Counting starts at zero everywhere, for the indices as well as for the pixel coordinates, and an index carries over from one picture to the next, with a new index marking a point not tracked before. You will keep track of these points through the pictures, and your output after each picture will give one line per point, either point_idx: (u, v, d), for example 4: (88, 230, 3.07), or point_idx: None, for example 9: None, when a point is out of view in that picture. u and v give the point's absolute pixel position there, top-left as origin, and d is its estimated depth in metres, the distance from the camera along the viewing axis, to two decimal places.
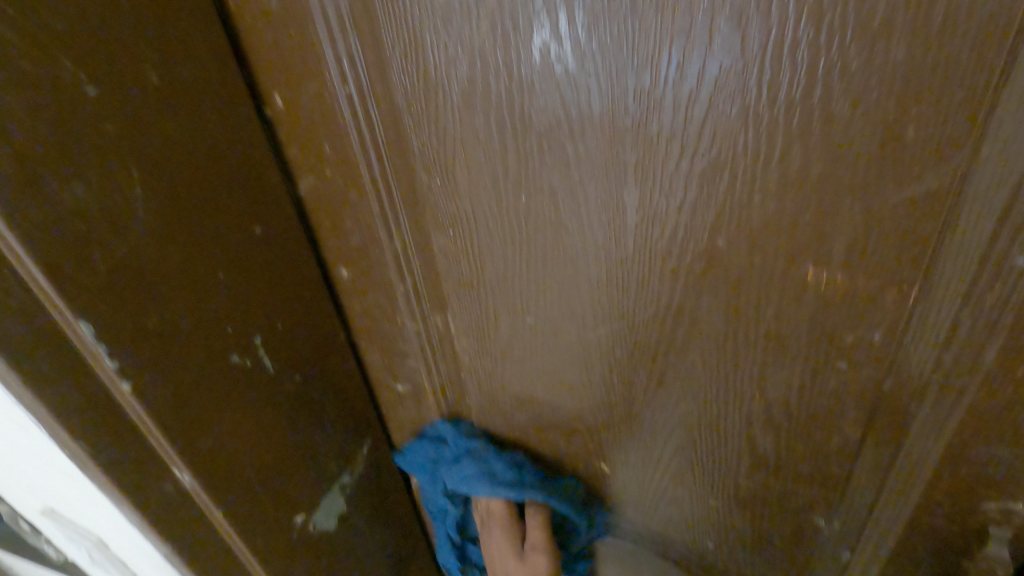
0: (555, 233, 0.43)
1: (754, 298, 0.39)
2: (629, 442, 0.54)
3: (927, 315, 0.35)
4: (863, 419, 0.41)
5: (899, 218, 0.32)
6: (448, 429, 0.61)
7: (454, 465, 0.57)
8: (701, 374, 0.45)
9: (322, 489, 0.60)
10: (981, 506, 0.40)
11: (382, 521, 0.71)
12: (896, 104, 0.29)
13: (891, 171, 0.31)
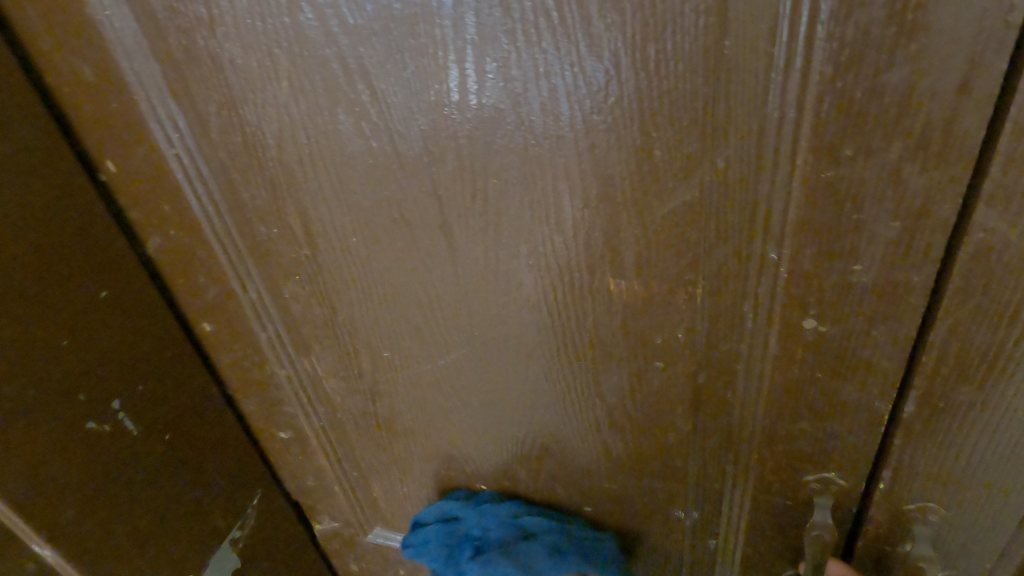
0: (393, 270, 0.45)
1: (578, 311, 0.42)
2: (506, 463, 0.56)
3: (721, 309, 0.39)
4: (694, 413, 0.45)
5: (679, 225, 0.36)
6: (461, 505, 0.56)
7: None
8: (551, 389, 0.48)
9: (210, 547, 0.59)
10: (804, 479, 0.44)
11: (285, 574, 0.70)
12: (646, 128, 0.33)
13: (661, 183, 0.35)
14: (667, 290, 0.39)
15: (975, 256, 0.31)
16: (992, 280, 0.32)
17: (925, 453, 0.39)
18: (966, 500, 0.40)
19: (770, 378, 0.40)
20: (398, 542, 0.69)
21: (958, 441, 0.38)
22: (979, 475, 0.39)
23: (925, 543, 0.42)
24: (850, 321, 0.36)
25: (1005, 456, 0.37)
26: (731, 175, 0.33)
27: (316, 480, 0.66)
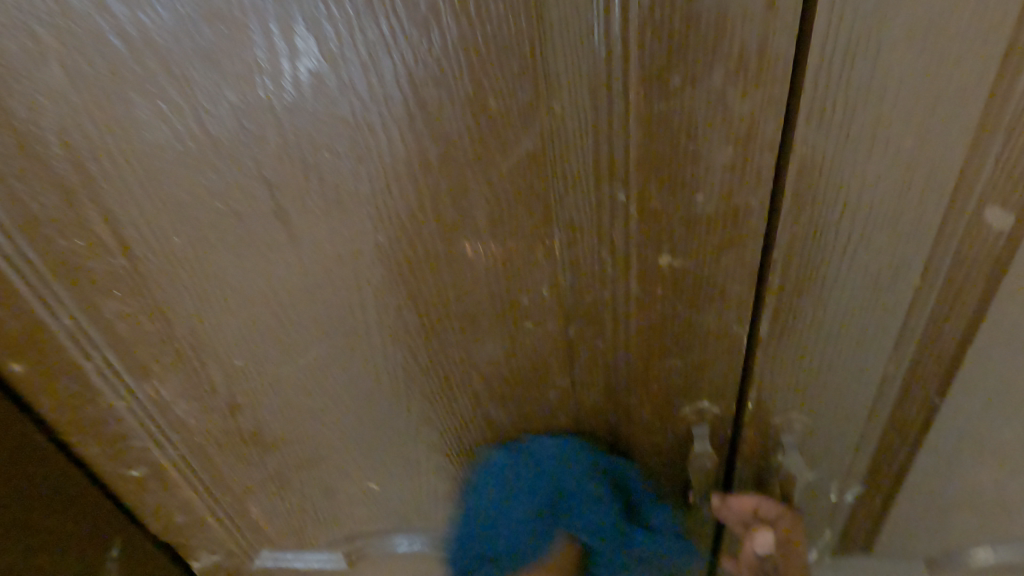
0: (231, 268, 0.40)
1: (435, 286, 0.41)
2: (389, 454, 0.54)
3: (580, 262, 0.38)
4: (568, 370, 0.45)
5: (523, 182, 0.35)
6: (577, 470, 0.48)
7: (512, 522, 0.50)
8: (424, 367, 0.46)
9: None
10: (680, 412, 0.46)
11: None
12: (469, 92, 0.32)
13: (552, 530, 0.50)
14: (534, 252, 0.38)
15: (808, 157, 0.33)
16: (822, 204, 0.35)
17: (783, 358, 0.43)
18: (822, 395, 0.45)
19: (636, 330, 0.41)
20: (289, 559, 0.67)
21: (794, 356, 0.43)
22: (817, 368, 0.44)
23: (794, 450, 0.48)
24: (701, 257, 0.37)
25: (852, 345, 0.42)
26: (576, 117, 0.33)
27: (185, 513, 0.61)
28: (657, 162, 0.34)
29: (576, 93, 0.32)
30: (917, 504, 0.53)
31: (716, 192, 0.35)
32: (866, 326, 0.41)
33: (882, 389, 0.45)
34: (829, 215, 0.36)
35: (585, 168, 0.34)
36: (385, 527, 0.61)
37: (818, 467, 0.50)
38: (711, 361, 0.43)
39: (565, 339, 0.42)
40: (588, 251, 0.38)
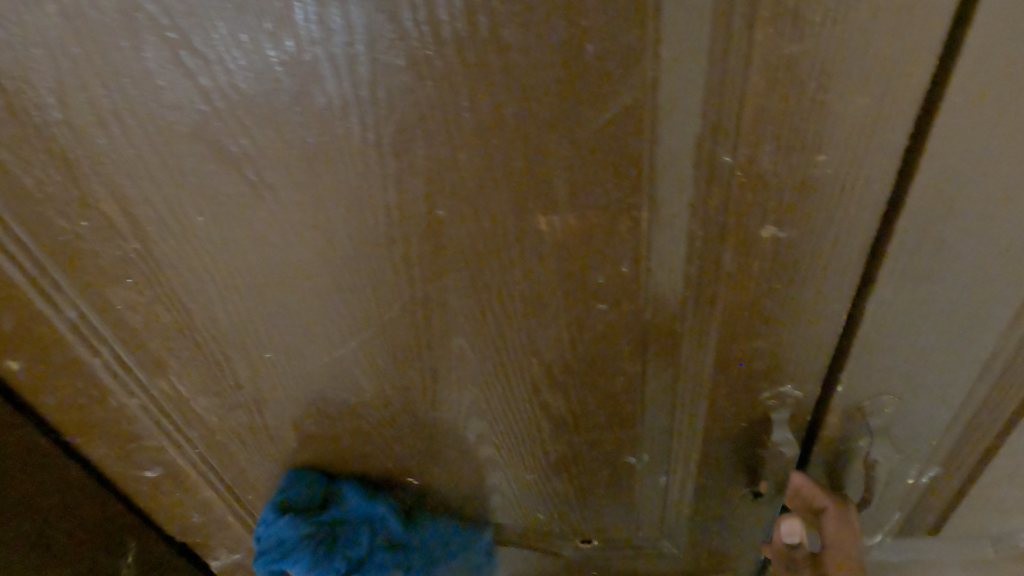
0: (261, 251, 0.35)
1: (496, 267, 0.35)
2: (429, 447, 0.49)
3: (669, 235, 0.33)
4: (637, 353, 0.40)
5: (611, 141, 0.30)
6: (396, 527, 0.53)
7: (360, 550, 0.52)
8: (476, 356, 0.41)
9: None
10: (758, 397, 0.42)
11: None
12: (560, 33, 0.26)
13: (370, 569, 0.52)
14: (618, 225, 0.33)
15: (954, 115, 0.28)
16: (964, 160, 0.30)
17: (883, 339, 0.38)
18: (920, 380, 0.40)
19: (723, 313, 0.37)
20: None
21: (899, 337, 0.38)
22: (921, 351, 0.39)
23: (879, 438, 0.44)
24: (811, 228, 0.32)
25: (960, 326, 0.37)
26: (688, 67, 0.27)
27: (204, 513, 0.56)
28: (777, 119, 0.28)
29: (691, 37, 0.26)
30: (995, 483, 0.50)
31: (841, 154, 0.30)
32: (979, 305, 0.36)
33: (984, 374, 0.41)
34: (966, 180, 0.31)
35: (688, 127, 0.29)
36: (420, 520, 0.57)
37: (905, 454, 0.46)
38: (803, 344, 0.38)
39: (641, 322, 0.38)
40: (678, 221, 0.33)
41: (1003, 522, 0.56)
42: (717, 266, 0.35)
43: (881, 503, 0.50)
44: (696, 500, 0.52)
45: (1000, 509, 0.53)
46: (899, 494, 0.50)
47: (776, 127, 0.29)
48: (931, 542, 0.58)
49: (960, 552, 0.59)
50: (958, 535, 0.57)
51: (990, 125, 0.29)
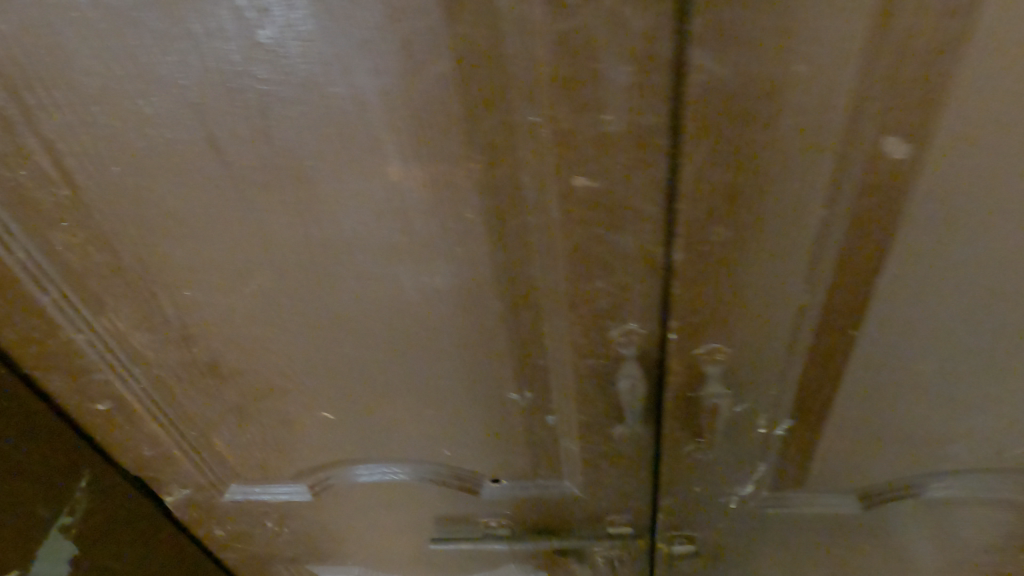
0: (172, 198, 0.43)
1: (368, 208, 0.43)
2: (343, 386, 0.56)
3: (500, 184, 0.41)
4: (501, 290, 0.47)
5: (437, 97, 0.37)
6: None
7: None
8: (367, 296, 0.48)
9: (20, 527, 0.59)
10: (609, 335, 0.49)
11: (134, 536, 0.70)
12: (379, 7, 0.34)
13: None
14: (457, 173, 0.40)
15: (710, 83, 0.34)
16: (726, 123, 0.36)
17: (700, 284, 0.44)
18: (747, 324, 0.46)
19: (562, 251, 0.44)
20: (258, 493, 0.70)
21: (717, 280, 0.44)
22: (740, 296, 0.45)
23: (718, 378, 0.50)
24: (611, 180, 0.39)
25: (765, 275, 0.44)
26: (482, 41, 0.34)
27: (154, 449, 0.63)
28: (566, 84, 0.35)
29: (482, 15, 0.33)
30: (845, 432, 0.56)
31: (626, 117, 0.36)
32: (776, 256, 0.42)
33: (802, 322, 0.46)
34: (733, 141, 0.37)
35: (496, 88, 0.36)
36: (347, 458, 0.65)
37: (745, 398, 0.52)
38: (634, 283, 0.45)
39: (498, 259, 0.45)
40: (507, 170, 0.40)
41: (868, 479, 0.61)
42: (547, 211, 0.42)
43: (736, 447, 0.57)
44: (582, 436, 0.59)
45: (859, 462, 0.59)
46: (754, 438, 0.56)
47: (563, 93, 0.35)
48: (807, 495, 0.64)
49: (836, 511, 0.64)
50: (829, 490, 0.63)
51: (737, 95, 0.35)
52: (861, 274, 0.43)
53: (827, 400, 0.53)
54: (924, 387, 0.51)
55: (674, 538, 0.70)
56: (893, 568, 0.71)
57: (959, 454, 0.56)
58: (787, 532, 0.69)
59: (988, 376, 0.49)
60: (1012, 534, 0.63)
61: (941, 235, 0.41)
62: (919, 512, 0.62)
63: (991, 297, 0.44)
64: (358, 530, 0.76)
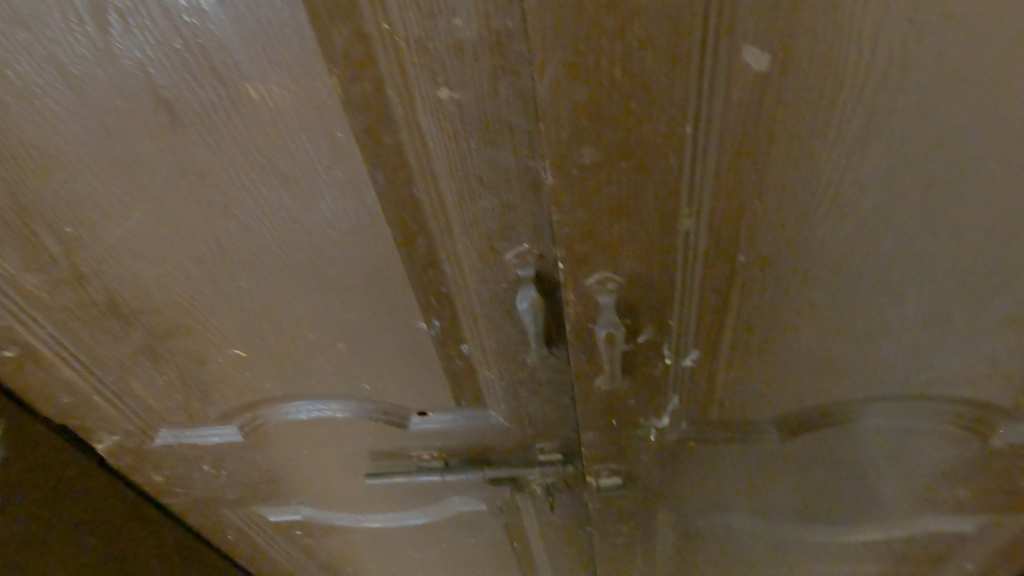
0: (28, 126, 0.41)
1: (236, 131, 0.42)
2: (250, 321, 0.56)
3: (369, 96, 0.39)
4: (389, 214, 0.47)
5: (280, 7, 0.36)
6: None
7: None
8: (256, 222, 0.48)
9: None
10: (504, 257, 0.48)
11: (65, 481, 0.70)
12: None
13: None
14: (325, 87, 0.39)
15: None
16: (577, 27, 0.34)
17: (582, 208, 0.42)
18: (635, 253, 0.44)
19: (441, 169, 0.43)
20: (187, 436, 0.70)
21: (599, 204, 0.42)
22: (625, 221, 0.43)
23: (610, 313, 0.48)
24: (479, 89, 0.38)
25: (649, 197, 0.42)
26: None
27: (71, 395, 0.63)
28: None
29: None
30: (756, 365, 0.55)
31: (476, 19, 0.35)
32: (658, 175, 0.41)
33: (693, 246, 0.45)
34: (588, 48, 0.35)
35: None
36: (270, 396, 0.65)
37: (646, 331, 0.50)
38: (519, 203, 0.44)
39: (380, 179, 0.44)
40: (369, 82, 0.39)
41: (785, 412, 0.60)
42: (418, 127, 0.41)
43: (646, 384, 0.55)
44: (498, 364, 0.59)
45: (774, 395, 0.58)
46: (662, 375, 0.55)
47: None
48: (729, 430, 0.63)
49: (758, 440, 0.64)
50: (749, 424, 0.62)
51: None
52: (749, 188, 0.42)
53: (731, 332, 0.52)
54: (832, 309, 0.50)
55: (603, 472, 0.69)
56: (817, 489, 0.73)
57: (868, 380, 0.56)
58: (712, 464, 0.69)
59: (890, 299, 0.49)
60: (932, 449, 0.64)
61: (820, 143, 0.40)
62: (835, 433, 0.63)
63: (881, 211, 0.43)
64: (295, 469, 0.76)
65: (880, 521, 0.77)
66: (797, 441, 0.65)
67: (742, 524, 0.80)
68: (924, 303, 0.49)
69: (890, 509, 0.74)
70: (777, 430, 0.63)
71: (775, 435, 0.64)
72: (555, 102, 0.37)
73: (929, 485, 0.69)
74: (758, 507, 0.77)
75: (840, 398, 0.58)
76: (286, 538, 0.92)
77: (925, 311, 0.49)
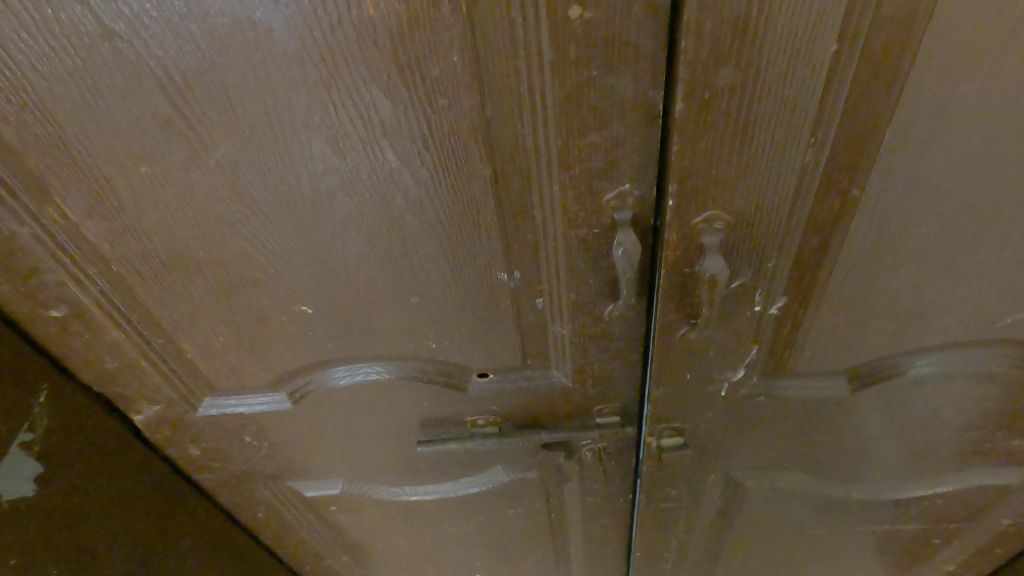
0: (114, 47, 0.38)
1: (339, 59, 0.39)
2: (320, 274, 0.53)
3: (489, 21, 0.37)
4: (488, 154, 0.44)
5: None
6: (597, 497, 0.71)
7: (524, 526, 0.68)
8: (343, 163, 0.45)
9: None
10: (603, 200, 0.47)
11: (102, 455, 0.66)
12: None
13: None
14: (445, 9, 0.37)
15: None
16: None
17: (702, 137, 0.41)
18: (748, 184, 0.44)
19: (555, 102, 0.41)
20: (233, 404, 0.67)
21: (721, 131, 0.41)
22: (743, 149, 0.42)
23: (714, 251, 0.47)
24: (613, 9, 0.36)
25: (770, 123, 0.41)
26: None
27: (118, 359, 0.59)
28: None
29: None
30: (841, 313, 0.54)
31: None
32: (784, 101, 0.40)
33: (804, 181, 0.44)
34: None
35: None
36: (328, 358, 0.62)
37: (742, 270, 0.50)
38: (630, 138, 0.43)
39: (486, 115, 0.42)
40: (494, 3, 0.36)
41: (859, 362, 0.60)
42: (538, 53, 0.38)
43: (729, 329, 0.55)
44: (573, 319, 0.57)
45: (852, 344, 0.58)
46: (747, 321, 0.54)
47: None
48: (798, 382, 0.63)
49: (825, 392, 0.64)
50: (820, 375, 0.62)
51: None
52: (873, 122, 0.41)
53: (823, 278, 0.51)
54: (929, 254, 0.49)
55: (663, 430, 0.69)
56: (871, 445, 0.73)
57: (949, 326, 0.55)
58: (773, 421, 0.69)
59: (989, 241, 0.48)
60: (995, 400, 0.64)
61: (957, 76, 0.38)
62: (903, 385, 0.63)
63: (1001, 147, 0.42)
64: (340, 439, 0.74)
65: (927, 476, 0.77)
66: (864, 395, 0.64)
67: (790, 484, 0.80)
68: (1022, 244, 0.48)
69: (940, 465, 0.75)
70: (845, 381, 0.63)
71: (843, 388, 0.64)
72: (696, 20, 0.36)
73: (984, 438, 0.70)
74: (809, 466, 0.77)
75: (916, 346, 0.58)
76: (318, 517, 0.89)
77: (1021, 251, 0.49)
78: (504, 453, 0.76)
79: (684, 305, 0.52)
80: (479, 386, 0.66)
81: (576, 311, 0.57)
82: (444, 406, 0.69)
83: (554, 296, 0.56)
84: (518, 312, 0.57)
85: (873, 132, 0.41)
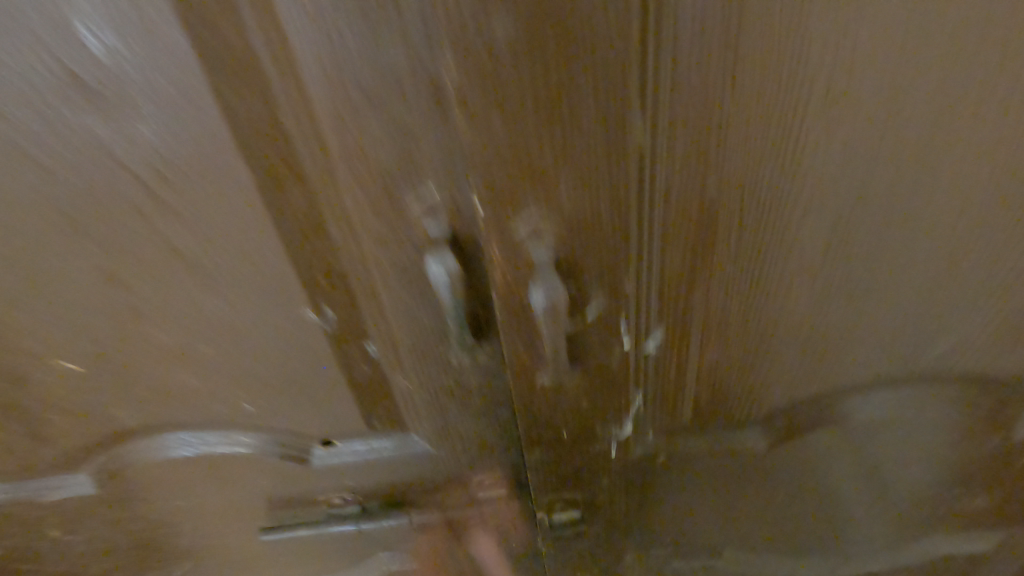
0: None
1: (10, 29, 0.30)
2: (80, 316, 0.43)
3: None
4: (248, 160, 0.35)
5: None
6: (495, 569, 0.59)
7: None
8: (64, 175, 0.35)
9: None
10: (407, 215, 0.37)
11: None
12: None
13: None
14: None
15: None
16: None
17: (504, 134, 0.31)
18: (579, 190, 0.34)
19: (310, 88, 0.31)
20: (22, 488, 0.54)
21: (527, 128, 0.31)
22: (562, 149, 0.32)
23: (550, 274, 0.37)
24: None
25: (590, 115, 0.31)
26: None
27: None
28: None
29: None
30: (730, 345, 0.44)
31: None
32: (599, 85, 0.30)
33: (649, 184, 0.35)
34: None
35: None
36: (122, 432, 0.50)
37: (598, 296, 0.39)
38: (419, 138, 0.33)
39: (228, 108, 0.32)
40: None
41: (770, 411, 0.49)
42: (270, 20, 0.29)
43: (599, 374, 0.44)
44: (415, 367, 0.46)
45: (760, 382, 0.47)
46: (619, 364, 0.44)
47: None
48: (708, 433, 0.52)
49: (741, 445, 0.53)
50: (729, 424, 0.51)
51: None
52: (719, 106, 0.31)
53: (699, 304, 0.41)
54: (824, 271, 0.40)
55: (554, 504, 0.56)
56: (812, 510, 0.61)
57: (869, 358, 0.45)
58: (688, 484, 0.57)
59: (890, 252, 0.39)
60: (941, 452, 0.54)
61: (824, 28, 0.29)
62: (833, 434, 0.52)
63: (883, 135, 0.33)
64: (172, 525, 0.61)
65: (886, 544, 0.65)
66: (789, 445, 0.53)
67: (725, 564, 0.67)
68: (938, 248, 0.39)
69: (899, 532, 0.63)
70: (763, 430, 0.52)
71: (761, 438, 0.52)
72: None
73: (944, 495, 0.58)
74: (745, 541, 0.64)
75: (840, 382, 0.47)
76: None
77: (944, 251, 0.39)
78: (371, 537, 0.63)
79: (532, 353, 0.42)
80: (324, 458, 0.54)
81: (415, 358, 0.45)
82: (287, 485, 0.57)
83: (385, 340, 0.45)
84: (345, 360, 0.46)
85: (723, 122, 0.32)
